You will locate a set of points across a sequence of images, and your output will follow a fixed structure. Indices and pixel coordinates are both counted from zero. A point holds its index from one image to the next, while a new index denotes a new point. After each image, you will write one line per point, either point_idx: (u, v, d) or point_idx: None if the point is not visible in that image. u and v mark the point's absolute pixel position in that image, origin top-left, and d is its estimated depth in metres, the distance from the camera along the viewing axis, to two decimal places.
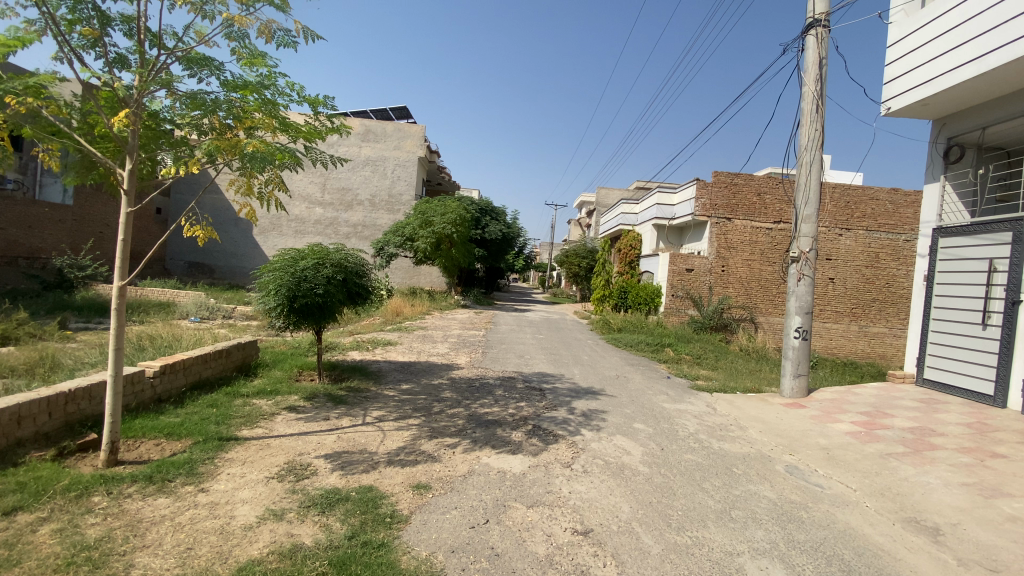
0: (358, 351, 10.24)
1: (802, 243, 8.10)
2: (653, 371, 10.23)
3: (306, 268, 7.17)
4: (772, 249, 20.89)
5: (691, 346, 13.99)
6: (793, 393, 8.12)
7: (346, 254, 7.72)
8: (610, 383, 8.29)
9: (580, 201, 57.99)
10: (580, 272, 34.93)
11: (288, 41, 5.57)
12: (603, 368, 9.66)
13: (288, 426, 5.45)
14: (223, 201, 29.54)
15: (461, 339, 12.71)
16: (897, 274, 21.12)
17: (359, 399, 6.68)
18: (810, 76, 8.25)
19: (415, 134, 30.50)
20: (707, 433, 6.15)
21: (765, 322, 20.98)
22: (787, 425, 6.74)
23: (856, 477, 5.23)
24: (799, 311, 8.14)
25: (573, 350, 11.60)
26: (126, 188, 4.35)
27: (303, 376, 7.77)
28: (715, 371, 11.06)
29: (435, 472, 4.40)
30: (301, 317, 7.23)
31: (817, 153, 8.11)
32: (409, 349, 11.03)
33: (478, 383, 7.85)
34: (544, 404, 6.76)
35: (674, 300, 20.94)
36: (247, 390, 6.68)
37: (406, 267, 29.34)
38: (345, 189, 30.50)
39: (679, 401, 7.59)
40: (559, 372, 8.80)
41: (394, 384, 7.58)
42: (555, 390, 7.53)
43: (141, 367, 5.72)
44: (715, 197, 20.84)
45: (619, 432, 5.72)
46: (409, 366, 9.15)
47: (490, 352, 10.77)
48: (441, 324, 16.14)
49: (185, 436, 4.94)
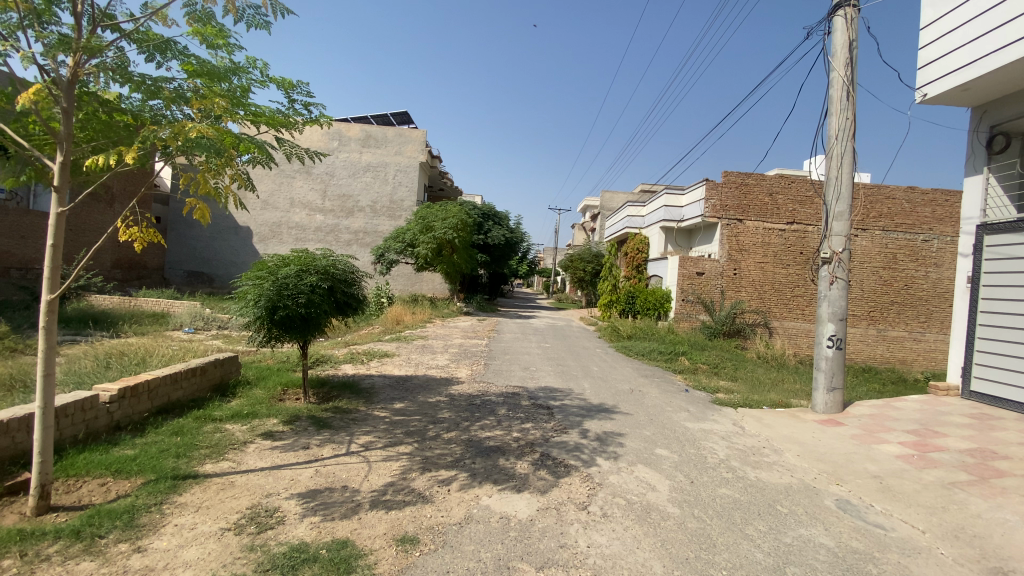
0: (351, 365, 9.54)
1: (834, 243, 7.37)
2: (669, 383, 9.47)
3: (288, 276, 6.43)
4: (786, 252, 20.11)
5: (705, 354, 13.18)
6: (827, 408, 7.36)
7: (334, 260, 6.99)
8: (623, 399, 7.55)
9: (584, 205, 57.18)
10: (586, 276, 34.19)
11: (259, 21, 4.92)
12: (615, 381, 8.90)
13: (260, 458, 4.74)
14: (221, 209, 29.09)
15: (463, 350, 11.98)
16: (916, 276, 20.23)
17: (346, 422, 5.97)
18: (839, 61, 7.51)
19: (416, 139, 29.99)
20: (740, 460, 5.39)
21: (781, 327, 20.12)
22: (827, 448, 5.98)
23: (920, 515, 4.45)
24: (832, 318, 7.38)
25: (581, 361, 10.84)
26: (57, 185, 3.71)
27: (288, 395, 7.06)
28: (736, 383, 10.26)
29: (425, 519, 3.67)
30: (283, 330, 6.50)
31: (847, 143, 7.40)
32: (407, 361, 10.31)
33: (478, 402, 7.11)
34: (552, 426, 6.01)
35: (685, 305, 20.20)
36: (221, 413, 5.97)
37: (408, 273, 28.72)
38: (346, 196, 29.94)
39: (703, 420, 6.84)
40: (568, 387, 8.05)
41: (386, 403, 6.86)
42: (564, 408, 6.78)
43: (96, 391, 5.07)
44: (725, 198, 20.15)
45: (639, 461, 4.98)
46: (405, 380, 8.44)
47: (492, 364, 10.03)
48: (442, 333, 15.42)
49: (135, 473, 4.25)
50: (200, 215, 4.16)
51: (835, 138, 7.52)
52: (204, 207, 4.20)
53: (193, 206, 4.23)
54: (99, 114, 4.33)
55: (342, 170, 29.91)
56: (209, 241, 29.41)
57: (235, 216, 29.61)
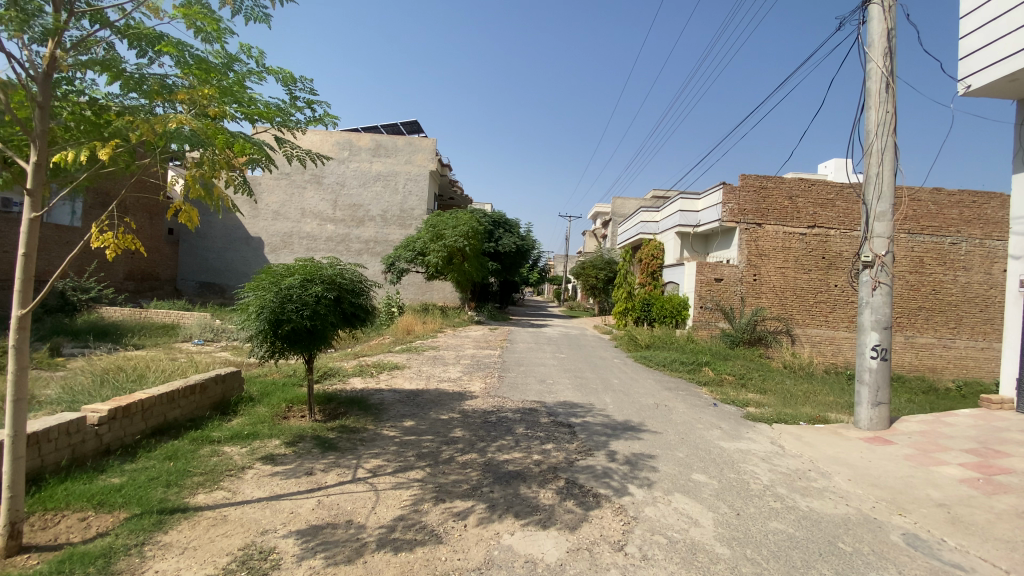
0: (361, 379, 9.13)
1: (875, 245, 6.85)
2: (695, 397, 8.90)
3: (292, 286, 6.03)
4: (807, 256, 19.43)
5: (729, 364, 12.56)
6: (872, 424, 6.78)
7: (340, 268, 6.59)
8: (649, 415, 7.02)
9: (595, 212, 56.63)
10: (598, 284, 33.63)
11: (259, 15, 4.59)
12: (638, 395, 8.36)
13: (257, 487, 4.31)
14: (233, 220, 29.13)
15: (476, 361, 11.51)
16: (945, 280, 19.38)
17: (353, 443, 5.53)
18: (876, 51, 7.02)
19: (427, 148, 29.85)
20: (787, 487, 4.85)
21: (804, 335, 19.40)
22: (881, 472, 5.41)
23: (1004, 554, 3.88)
24: (876, 326, 6.83)
25: (599, 373, 10.32)
26: (30, 188, 3.34)
27: (292, 413, 6.66)
28: (765, 396, 9.67)
29: (440, 563, 3.21)
30: (289, 344, 6.10)
31: (888, 139, 6.87)
32: (418, 374, 9.88)
33: (494, 419, 6.63)
34: (576, 447, 5.52)
35: (703, 312, 19.61)
36: (220, 434, 5.57)
37: (418, 282, 28.44)
38: (356, 206, 29.81)
39: (738, 439, 6.30)
40: (588, 402, 7.55)
41: (396, 421, 6.42)
42: (587, 427, 6.28)
43: (84, 412, 4.69)
44: (744, 201, 19.55)
45: (676, 490, 4.48)
46: (417, 395, 8.00)
47: (507, 376, 9.54)
48: (454, 343, 14.99)
49: (119, 506, 3.85)
50: (186, 219, 3.79)
51: (874, 134, 7.02)
52: (191, 209, 3.82)
53: (179, 208, 3.85)
54: (85, 113, 3.99)
55: (352, 180, 29.82)
56: (221, 251, 29.40)
57: (246, 227, 29.61)
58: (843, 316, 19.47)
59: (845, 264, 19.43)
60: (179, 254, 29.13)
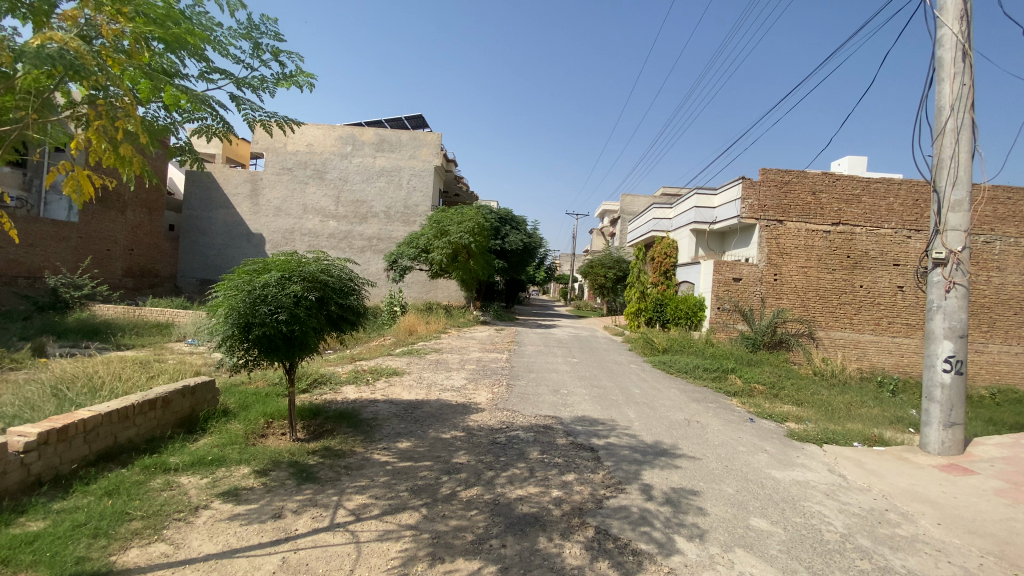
0: (355, 387, 8.22)
1: (950, 239, 5.92)
2: (727, 410, 7.95)
3: (267, 285, 5.12)
4: (831, 255, 18.38)
5: (756, 372, 11.56)
6: (944, 448, 5.85)
7: (326, 265, 5.66)
8: (681, 436, 6.05)
9: (603, 210, 55.42)
10: (607, 283, 32.58)
11: None
12: (663, 410, 7.40)
13: (209, 538, 3.42)
14: (234, 216, 28.44)
15: (481, 366, 10.59)
16: (977, 281, 18.20)
17: (337, 472, 4.62)
18: (949, 15, 6.01)
19: (432, 142, 28.98)
20: (870, 538, 3.90)
21: (827, 338, 18.37)
22: (975, 514, 4.45)
23: None
24: (950, 334, 5.89)
25: (617, 381, 9.36)
26: None
27: (271, 431, 5.77)
28: (802, 409, 8.68)
29: None
30: (264, 351, 5.19)
31: (965, 115, 5.92)
32: (418, 381, 8.97)
33: (502, 440, 5.70)
34: (602, 480, 4.60)
35: (720, 314, 18.64)
36: (179, 460, 4.68)
37: (422, 280, 27.67)
38: (360, 202, 28.98)
39: (790, 468, 5.34)
40: (609, 418, 6.62)
41: (389, 442, 5.51)
42: (612, 451, 5.34)
43: (6, 437, 3.82)
44: (765, 197, 18.52)
45: (736, 544, 3.55)
46: (415, 406, 7.09)
47: (516, 385, 8.63)
48: (458, 346, 14.05)
49: (29, 564, 2.97)
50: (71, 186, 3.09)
51: (949, 109, 6.02)
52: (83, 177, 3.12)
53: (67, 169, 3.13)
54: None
55: (355, 175, 28.98)
56: (221, 248, 28.68)
57: (247, 223, 28.84)
58: (868, 318, 18.38)
59: (871, 263, 18.33)
60: (180, 250, 28.53)
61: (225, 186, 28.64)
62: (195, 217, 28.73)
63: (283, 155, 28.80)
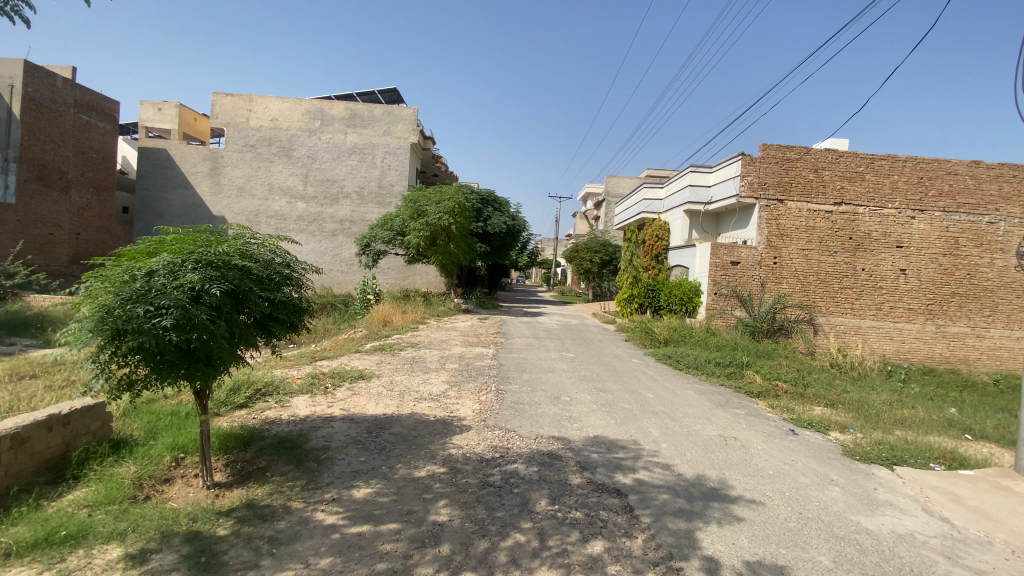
0: (310, 397, 6.66)
1: None
2: (758, 418, 6.69)
3: (154, 276, 3.51)
4: (833, 237, 17.37)
5: (773, 367, 10.33)
6: None
7: (246, 245, 4.09)
8: (725, 465, 4.71)
9: (587, 193, 53.95)
10: (593, 268, 31.22)
11: None
12: (688, 423, 6.05)
13: None
14: (192, 196, 26.08)
15: (464, 366, 9.07)
16: (980, 263, 17.28)
17: (255, 553, 3.10)
18: None
19: (407, 118, 26.90)
20: None
21: (827, 324, 17.48)
22: None
23: None
24: None
25: (625, 383, 7.99)
26: None
27: (181, 473, 4.22)
28: (838, 413, 7.44)
29: None
30: (152, 368, 3.59)
31: None
32: (389, 386, 7.46)
33: (497, 480, 4.23)
34: (646, 552, 3.22)
35: (718, 299, 17.52)
36: (16, 539, 3.09)
37: (400, 265, 25.99)
38: (330, 181, 26.84)
39: (877, 511, 4.04)
40: (628, 441, 5.22)
41: (341, 490, 4.00)
42: (646, 497, 3.95)
43: None
44: (765, 174, 17.27)
45: None
46: (381, 426, 5.54)
47: (508, 391, 7.21)
48: (438, 339, 12.47)
49: None
50: None
51: None
52: None
53: None
54: None
55: (324, 153, 26.81)
56: None
57: (208, 204, 26.44)
58: (869, 303, 17.47)
59: (874, 246, 17.35)
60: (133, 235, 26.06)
61: (182, 164, 26.16)
62: (149, 197, 26.18)
63: (245, 130, 26.39)
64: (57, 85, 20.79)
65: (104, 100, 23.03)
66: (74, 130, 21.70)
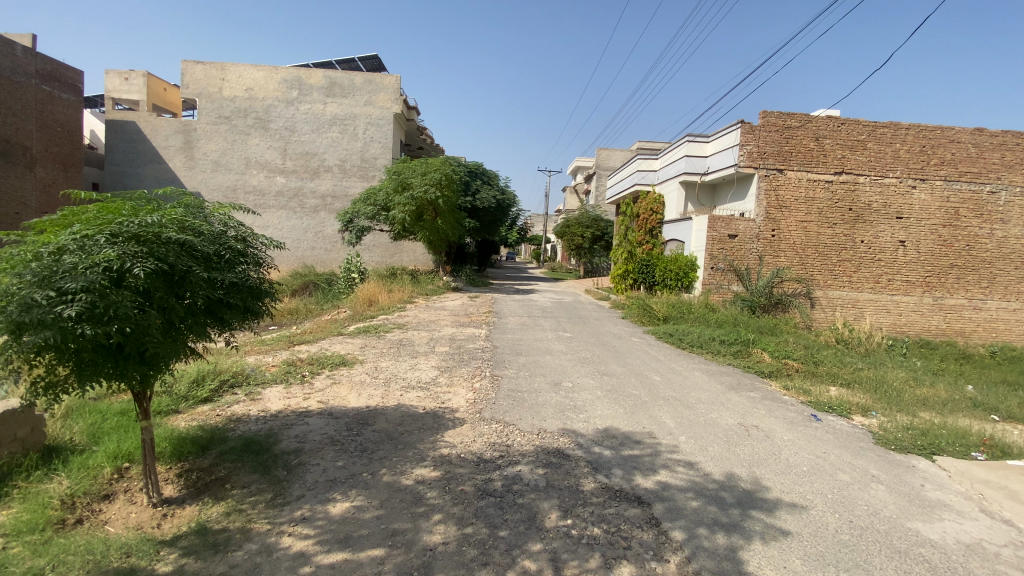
0: (285, 387, 6.00)
1: None
2: (776, 402, 6.17)
3: (62, 253, 2.77)
4: (832, 208, 16.84)
5: (779, 344, 9.87)
6: None
7: (184, 214, 3.34)
8: (754, 462, 4.16)
9: (576, 167, 52.91)
10: (585, 243, 30.51)
11: None
12: (703, 411, 5.51)
13: None
14: (164, 171, 24.66)
15: (456, 349, 8.43)
16: (980, 234, 16.93)
17: None
18: None
19: (390, 86, 25.54)
20: None
21: (824, 298, 17.13)
22: None
23: None
24: None
25: (629, 366, 7.44)
26: None
27: (123, 488, 3.56)
28: (856, 394, 6.97)
29: None
30: (70, 367, 2.89)
31: None
32: (374, 373, 6.81)
33: (499, 487, 3.64)
34: None
35: (715, 274, 17.02)
36: None
37: (385, 243, 25.07)
38: (310, 154, 25.58)
39: (933, 515, 3.53)
40: (643, 435, 4.63)
41: (314, 506, 3.36)
42: (674, 506, 3.38)
43: None
44: (764, 142, 16.59)
45: None
46: (363, 422, 4.90)
47: (505, 377, 6.61)
48: (427, 319, 11.80)
49: None
50: None
51: None
52: None
53: None
54: None
55: (303, 124, 25.46)
56: None
57: (182, 179, 25.08)
58: (868, 276, 17.10)
59: (873, 217, 16.88)
60: None
61: (153, 137, 24.68)
62: (118, 173, 24.71)
63: (218, 101, 24.86)
64: (17, 53, 19.27)
65: (68, 69, 21.41)
66: (37, 102, 20.16)
